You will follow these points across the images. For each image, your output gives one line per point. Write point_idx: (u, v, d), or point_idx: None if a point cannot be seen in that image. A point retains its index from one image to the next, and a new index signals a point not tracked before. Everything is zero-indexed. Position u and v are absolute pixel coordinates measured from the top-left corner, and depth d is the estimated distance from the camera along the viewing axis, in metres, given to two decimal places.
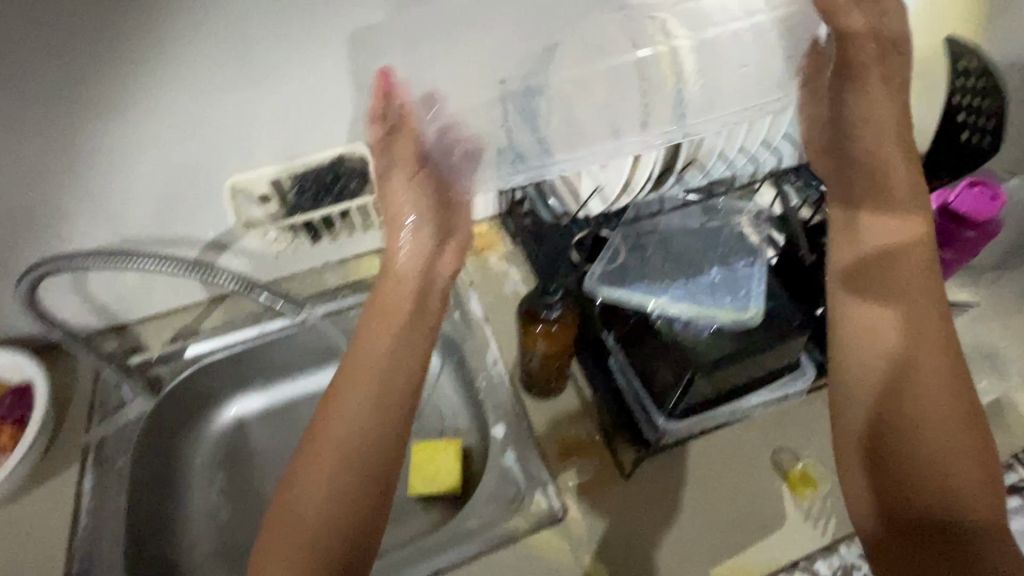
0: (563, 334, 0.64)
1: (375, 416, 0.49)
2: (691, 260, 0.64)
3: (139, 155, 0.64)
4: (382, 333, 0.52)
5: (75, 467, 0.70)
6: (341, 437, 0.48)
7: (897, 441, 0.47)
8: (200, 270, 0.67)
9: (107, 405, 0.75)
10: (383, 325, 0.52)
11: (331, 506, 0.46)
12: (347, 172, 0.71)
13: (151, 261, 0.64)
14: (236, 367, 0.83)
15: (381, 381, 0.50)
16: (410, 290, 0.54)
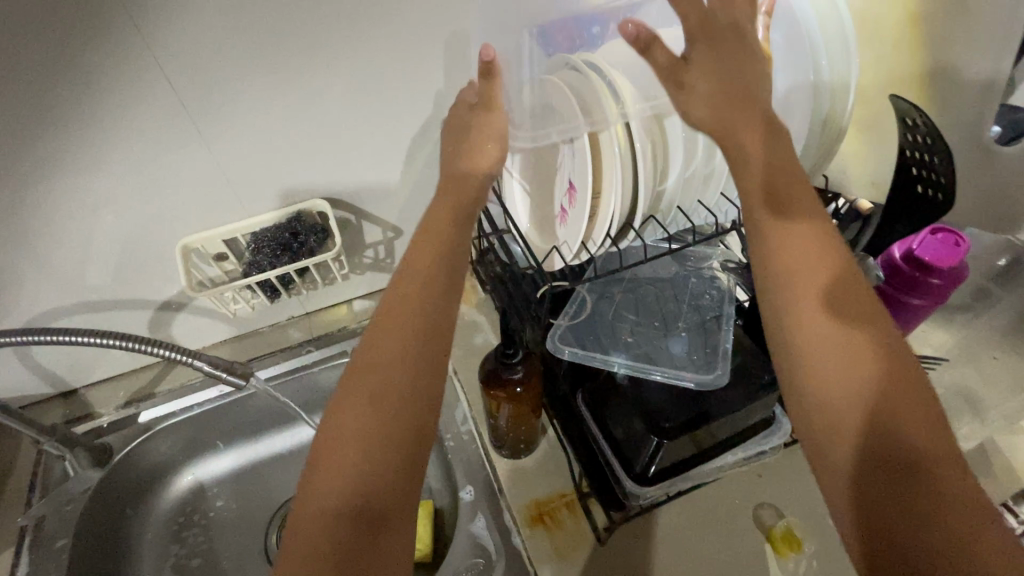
0: (529, 395, 0.62)
1: (389, 413, 0.42)
2: (659, 310, 0.63)
3: (81, 218, 0.62)
4: (392, 319, 0.46)
5: (6, 553, 0.65)
6: (354, 412, 0.43)
7: (844, 400, 0.37)
8: (130, 342, 0.61)
9: (52, 481, 0.71)
10: (408, 300, 0.47)
11: (339, 491, 0.40)
12: (305, 228, 0.70)
13: (79, 332, 0.59)
14: (193, 430, 0.79)
15: (387, 386, 0.43)
16: (423, 283, 0.47)
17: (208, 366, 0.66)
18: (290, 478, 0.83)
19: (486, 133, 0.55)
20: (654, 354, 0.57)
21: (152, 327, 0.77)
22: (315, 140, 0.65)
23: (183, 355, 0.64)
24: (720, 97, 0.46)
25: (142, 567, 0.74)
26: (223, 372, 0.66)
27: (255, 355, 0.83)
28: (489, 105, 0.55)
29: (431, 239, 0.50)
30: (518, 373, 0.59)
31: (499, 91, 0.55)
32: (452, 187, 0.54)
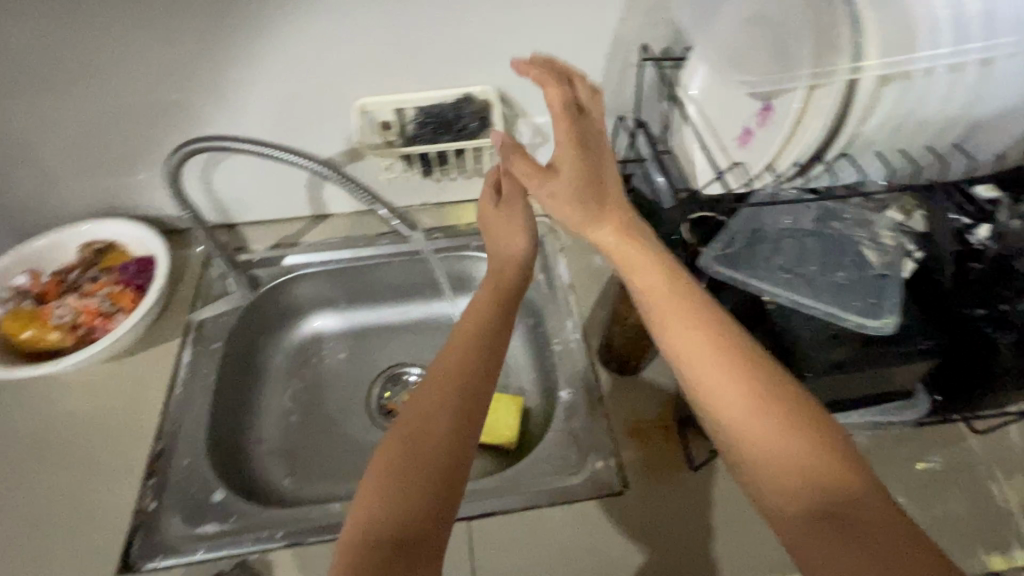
0: None
1: (466, 390, 0.47)
2: (818, 254, 0.60)
3: (286, 53, 0.69)
4: (461, 330, 0.52)
5: (175, 341, 0.76)
6: (398, 435, 0.45)
7: (835, 519, 0.37)
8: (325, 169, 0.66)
9: (211, 295, 0.81)
10: (457, 343, 0.51)
11: (398, 484, 0.42)
12: (469, 113, 0.72)
13: (287, 152, 0.63)
14: (325, 283, 0.87)
15: (437, 414, 0.45)
16: (470, 335, 0.52)
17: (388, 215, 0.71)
18: (396, 348, 0.90)
19: (506, 230, 0.63)
20: (815, 291, 0.55)
21: (311, 180, 0.84)
22: (500, 20, 0.67)
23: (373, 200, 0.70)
24: (583, 184, 0.49)
25: (269, 389, 0.83)
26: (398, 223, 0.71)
27: (388, 231, 0.89)
28: (510, 202, 0.63)
29: (490, 295, 0.57)
30: None
31: (497, 220, 0.64)
32: (500, 269, 0.61)
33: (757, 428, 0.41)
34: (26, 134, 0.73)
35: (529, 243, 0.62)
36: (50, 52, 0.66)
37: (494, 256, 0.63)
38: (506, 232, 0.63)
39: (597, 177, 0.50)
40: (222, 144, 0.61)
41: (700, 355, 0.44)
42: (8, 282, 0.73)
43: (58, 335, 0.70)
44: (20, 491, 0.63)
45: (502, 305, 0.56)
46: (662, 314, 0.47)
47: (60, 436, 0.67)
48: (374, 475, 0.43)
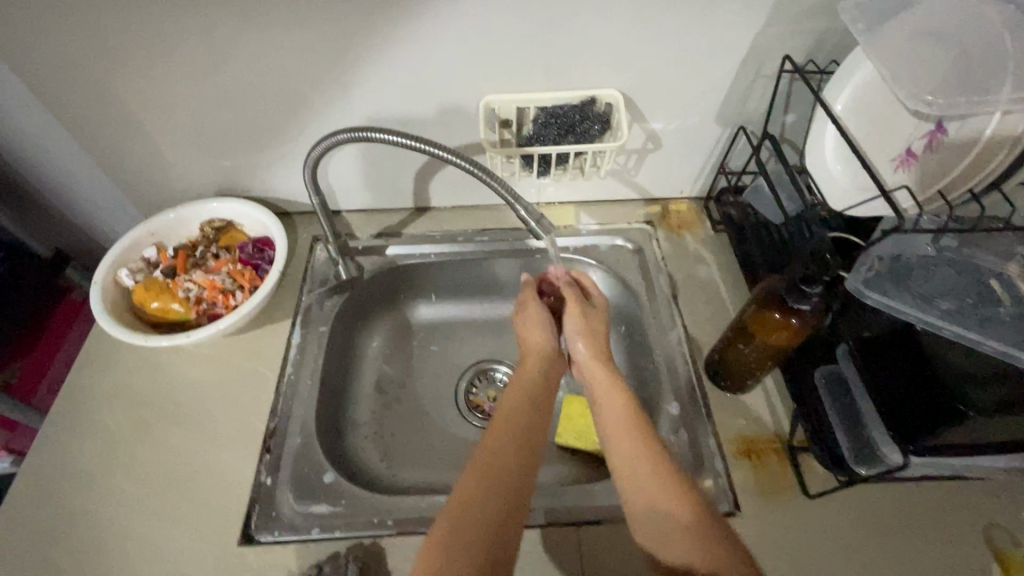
0: (800, 334, 0.57)
1: (500, 467, 0.56)
2: (969, 286, 0.58)
3: (421, 54, 0.69)
4: (507, 403, 0.63)
5: (286, 322, 0.78)
6: (450, 516, 0.52)
7: None
8: (470, 165, 0.63)
9: (317, 278, 0.83)
10: (490, 438, 0.59)
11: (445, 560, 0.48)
12: (593, 116, 0.72)
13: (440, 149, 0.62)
14: (423, 275, 0.88)
15: (476, 498, 0.53)
16: (501, 430, 0.60)
17: (525, 216, 0.67)
18: (485, 344, 0.91)
19: (534, 326, 0.73)
20: (976, 322, 0.53)
21: (419, 173, 0.85)
22: (641, 28, 0.66)
23: (515, 201, 0.66)
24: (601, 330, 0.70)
25: (364, 375, 0.85)
26: (532, 224, 0.68)
27: (488, 227, 0.89)
28: (523, 310, 0.75)
29: (517, 389, 0.66)
30: (807, 306, 0.54)
31: (531, 311, 0.75)
32: (525, 356, 0.70)
33: (678, 539, 0.49)
34: (164, 118, 0.76)
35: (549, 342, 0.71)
36: (199, 46, 0.67)
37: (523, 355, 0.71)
38: (529, 331, 0.73)
39: (600, 328, 0.70)
40: (375, 139, 0.62)
41: (643, 475, 0.53)
42: (139, 253, 0.76)
43: (183, 308, 0.72)
44: (147, 455, 0.66)
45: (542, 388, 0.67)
46: (618, 446, 0.57)
47: (182, 406, 0.69)
48: (433, 546, 0.49)
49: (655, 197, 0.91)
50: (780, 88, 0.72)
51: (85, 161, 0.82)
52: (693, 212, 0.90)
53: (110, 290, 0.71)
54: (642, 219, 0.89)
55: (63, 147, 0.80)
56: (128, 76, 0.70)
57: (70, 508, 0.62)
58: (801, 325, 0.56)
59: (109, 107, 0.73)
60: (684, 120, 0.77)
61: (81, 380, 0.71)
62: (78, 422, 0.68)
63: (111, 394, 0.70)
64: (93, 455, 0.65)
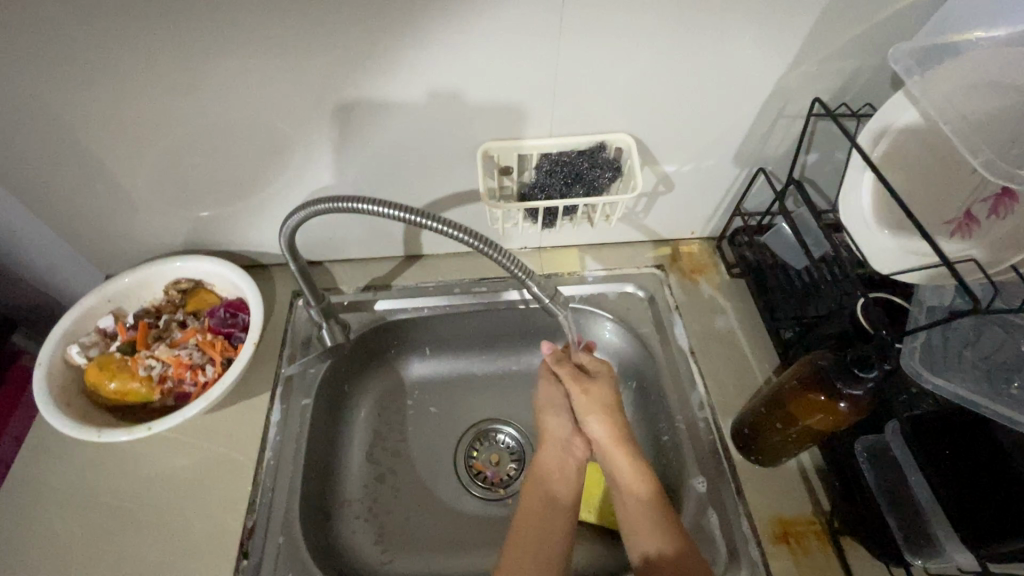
0: (847, 418, 0.51)
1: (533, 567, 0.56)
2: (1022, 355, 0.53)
3: (411, 99, 0.62)
4: (530, 502, 0.63)
5: (265, 394, 0.70)
6: None
7: None
8: (475, 239, 0.54)
9: (299, 341, 0.75)
10: (521, 530, 0.60)
11: None
12: (603, 163, 0.65)
13: (437, 222, 0.52)
14: (418, 329, 0.81)
15: None
16: (533, 520, 0.60)
17: (541, 294, 0.62)
18: (486, 401, 0.84)
19: (550, 407, 0.72)
20: None
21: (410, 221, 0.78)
22: (656, 71, 0.60)
23: (527, 277, 0.60)
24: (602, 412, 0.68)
25: (353, 444, 0.77)
26: (546, 300, 0.62)
27: (486, 275, 0.82)
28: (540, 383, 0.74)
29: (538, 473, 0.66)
30: (860, 390, 0.48)
31: (547, 390, 0.73)
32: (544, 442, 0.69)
33: None
34: (121, 172, 0.68)
35: (563, 422, 0.70)
36: (159, 95, 0.60)
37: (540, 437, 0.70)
38: (545, 411, 0.72)
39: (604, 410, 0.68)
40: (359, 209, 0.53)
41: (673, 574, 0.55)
42: (93, 324, 0.67)
43: (145, 388, 0.64)
44: (108, 565, 0.58)
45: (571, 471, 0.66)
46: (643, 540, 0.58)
47: (149, 502, 0.62)
48: None
49: (664, 238, 0.85)
50: (802, 127, 0.66)
51: (33, 217, 0.73)
52: (705, 254, 0.84)
53: (58, 371, 0.62)
54: (652, 262, 0.83)
55: (6, 204, 0.71)
56: (77, 130, 0.62)
57: None
58: (850, 410, 0.50)
59: (56, 160, 0.65)
60: (697, 162, 0.71)
61: (33, 477, 0.62)
62: (28, 530, 0.59)
63: (68, 493, 0.62)
64: (47, 570, 0.57)
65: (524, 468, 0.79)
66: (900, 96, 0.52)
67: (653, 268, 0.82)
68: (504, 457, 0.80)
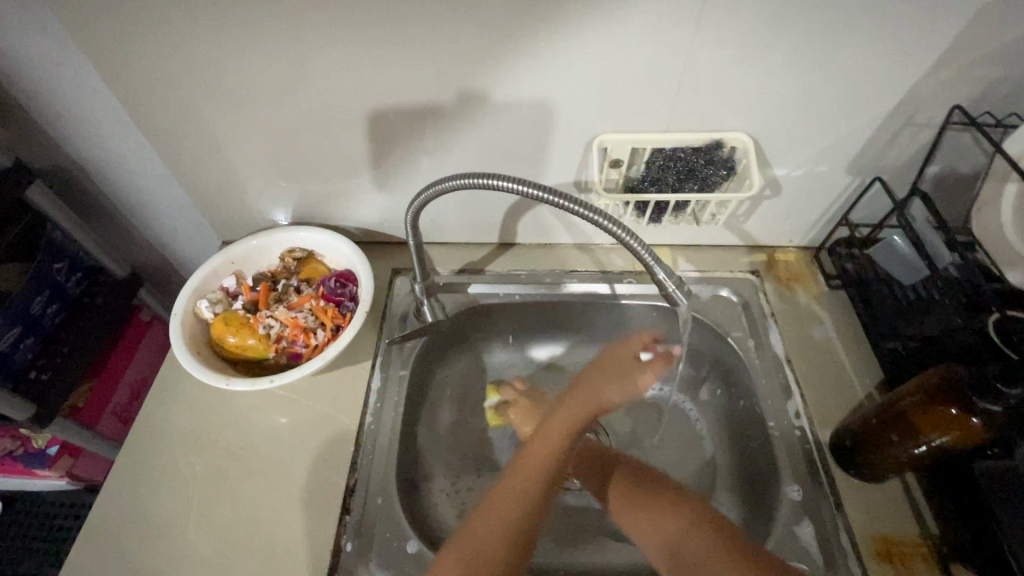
0: (977, 431, 0.52)
1: (529, 495, 0.59)
2: None
3: (535, 90, 0.63)
4: (556, 427, 0.65)
5: (365, 364, 0.73)
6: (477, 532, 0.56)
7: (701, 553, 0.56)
8: (609, 223, 0.55)
9: (397, 316, 0.78)
10: (535, 466, 0.61)
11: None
12: (717, 160, 0.65)
13: (575, 202, 0.53)
14: (506, 315, 0.83)
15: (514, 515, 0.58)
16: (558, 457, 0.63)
17: (669, 282, 0.59)
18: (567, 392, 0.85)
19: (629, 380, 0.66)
20: None
21: (510, 208, 0.80)
22: (784, 70, 0.60)
23: (655, 261, 0.58)
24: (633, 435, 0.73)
25: (438, 422, 0.79)
26: (670, 286, 0.59)
27: (576, 267, 0.83)
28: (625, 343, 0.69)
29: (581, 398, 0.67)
30: (1000, 407, 0.48)
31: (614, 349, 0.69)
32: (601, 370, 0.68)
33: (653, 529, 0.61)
34: (254, 145, 0.73)
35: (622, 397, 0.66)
36: (301, 77, 0.64)
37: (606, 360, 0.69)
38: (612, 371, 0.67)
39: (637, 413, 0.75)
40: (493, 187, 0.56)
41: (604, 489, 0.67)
42: (217, 283, 0.73)
43: (262, 345, 0.68)
44: (222, 506, 0.62)
45: (552, 475, 0.62)
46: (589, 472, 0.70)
47: (260, 452, 0.66)
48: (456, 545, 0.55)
49: (760, 244, 0.83)
50: (931, 136, 0.64)
51: (168, 182, 0.79)
52: (803, 263, 0.82)
53: (188, 322, 0.68)
54: (747, 267, 0.82)
55: (148, 169, 0.77)
56: (224, 104, 0.67)
57: (141, 562, 0.58)
58: (982, 424, 0.51)
59: (199, 130, 0.70)
60: (810, 167, 0.70)
61: (157, 418, 0.68)
62: (152, 465, 0.64)
63: (186, 436, 0.67)
64: (168, 503, 0.62)
65: None
66: None
67: (748, 273, 0.81)
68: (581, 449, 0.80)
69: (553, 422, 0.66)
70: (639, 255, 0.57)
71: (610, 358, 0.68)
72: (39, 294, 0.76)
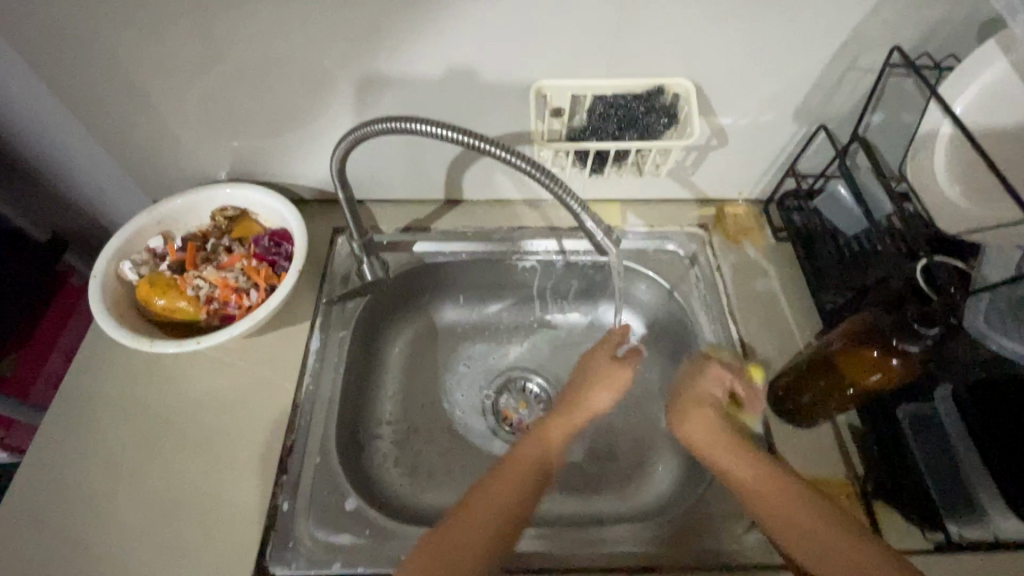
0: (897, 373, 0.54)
1: (507, 503, 0.54)
2: None
3: (467, 32, 0.59)
4: (525, 451, 0.59)
5: (305, 325, 0.71)
6: (470, 527, 0.51)
7: None
8: (529, 166, 0.54)
9: (338, 276, 0.76)
10: (512, 474, 0.56)
11: None
12: (657, 107, 0.63)
13: (493, 146, 0.52)
14: (453, 273, 0.81)
15: (494, 526, 0.52)
16: (528, 469, 0.57)
17: (597, 231, 0.58)
18: (516, 350, 0.84)
19: (613, 383, 0.66)
20: None
21: (453, 162, 0.77)
22: (724, 12, 0.57)
23: (580, 209, 0.57)
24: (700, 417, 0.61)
25: (385, 383, 0.78)
26: (599, 237, 0.59)
27: (524, 223, 0.81)
28: (592, 353, 0.70)
29: (536, 439, 0.60)
30: (916, 347, 0.50)
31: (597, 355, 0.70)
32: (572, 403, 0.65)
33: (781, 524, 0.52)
34: (170, 97, 0.67)
35: (610, 399, 0.66)
36: (211, 20, 0.59)
37: (586, 372, 0.68)
38: (595, 386, 0.66)
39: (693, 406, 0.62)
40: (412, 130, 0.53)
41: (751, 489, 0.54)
42: (143, 244, 0.69)
43: (192, 307, 0.66)
44: (154, 473, 0.60)
45: (513, 523, 0.53)
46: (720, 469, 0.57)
47: (193, 418, 0.64)
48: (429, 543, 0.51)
49: (709, 197, 0.82)
50: (874, 82, 0.63)
51: (81, 140, 0.73)
52: (751, 216, 0.81)
53: (111, 284, 0.65)
54: (695, 222, 0.81)
55: (58, 126, 0.71)
56: (130, 51, 0.62)
57: (71, 531, 0.57)
58: (901, 365, 0.52)
59: (105, 81, 0.65)
60: (756, 116, 0.69)
61: (82, 387, 0.65)
62: (78, 435, 0.62)
63: (115, 405, 0.64)
64: (96, 471, 0.60)
65: None
66: (991, 46, 0.53)
67: (697, 227, 0.80)
68: (530, 405, 0.80)
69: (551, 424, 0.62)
70: (565, 201, 0.57)
71: (590, 366, 0.68)
72: None
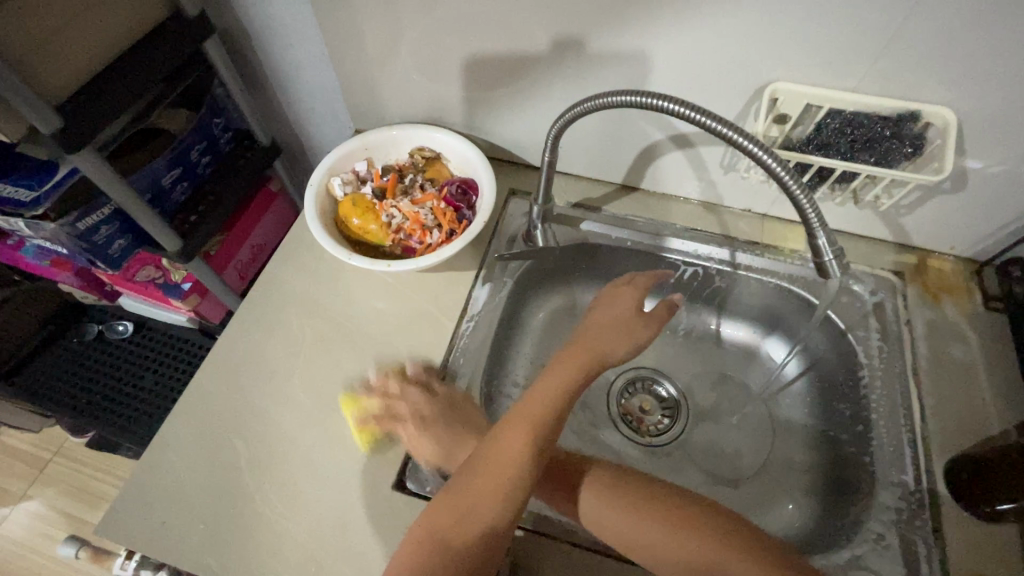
0: None
1: (522, 447, 0.52)
2: None
3: (718, 20, 0.57)
4: (540, 393, 0.56)
5: (469, 274, 0.75)
6: (486, 462, 0.52)
7: None
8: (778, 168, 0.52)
9: (506, 236, 0.78)
10: (530, 413, 0.54)
11: (445, 520, 0.50)
12: (905, 134, 0.58)
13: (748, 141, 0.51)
14: (612, 258, 0.80)
15: (513, 470, 0.51)
16: (545, 411, 0.54)
17: (827, 249, 0.56)
18: (654, 350, 0.82)
19: (625, 334, 0.61)
20: None
21: (646, 150, 0.75)
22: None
23: (819, 225, 0.54)
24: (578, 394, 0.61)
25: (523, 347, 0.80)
26: (826, 257, 0.56)
27: (698, 225, 0.78)
28: (610, 299, 0.64)
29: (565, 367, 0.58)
30: None
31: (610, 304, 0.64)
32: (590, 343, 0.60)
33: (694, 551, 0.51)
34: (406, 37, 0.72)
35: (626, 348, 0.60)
36: None
37: (601, 320, 0.62)
38: (607, 334, 0.61)
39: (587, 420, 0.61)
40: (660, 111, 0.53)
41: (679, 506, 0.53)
42: (350, 165, 0.76)
43: (382, 232, 0.71)
44: (322, 369, 0.67)
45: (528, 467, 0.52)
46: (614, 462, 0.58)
47: (361, 330, 0.70)
48: (459, 476, 0.52)
49: (913, 244, 0.74)
50: None
51: (317, 62, 0.81)
52: (959, 275, 0.72)
53: (321, 195, 0.72)
54: (891, 267, 0.73)
55: (302, 46, 0.79)
56: None
57: (251, 397, 0.65)
58: None
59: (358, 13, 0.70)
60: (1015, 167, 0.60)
61: (277, 279, 0.74)
62: (268, 318, 0.71)
63: (301, 302, 0.72)
64: (278, 352, 0.68)
65: (676, 423, 0.77)
66: None
67: (891, 272, 0.73)
68: (656, 406, 0.79)
69: (553, 370, 0.58)
70: (802, 213, 0.54)
71: (607, 313, 0.63)
72: (198, 143, 0.86)
